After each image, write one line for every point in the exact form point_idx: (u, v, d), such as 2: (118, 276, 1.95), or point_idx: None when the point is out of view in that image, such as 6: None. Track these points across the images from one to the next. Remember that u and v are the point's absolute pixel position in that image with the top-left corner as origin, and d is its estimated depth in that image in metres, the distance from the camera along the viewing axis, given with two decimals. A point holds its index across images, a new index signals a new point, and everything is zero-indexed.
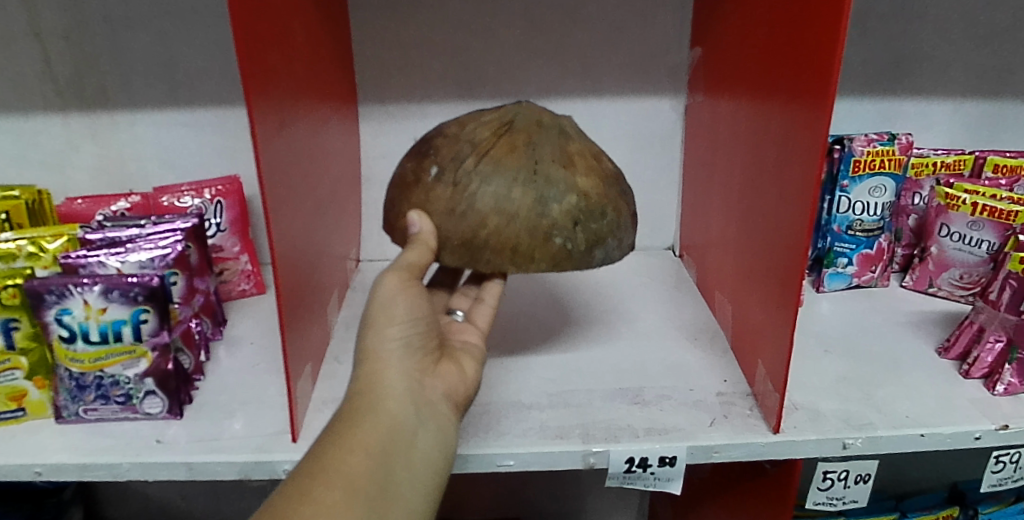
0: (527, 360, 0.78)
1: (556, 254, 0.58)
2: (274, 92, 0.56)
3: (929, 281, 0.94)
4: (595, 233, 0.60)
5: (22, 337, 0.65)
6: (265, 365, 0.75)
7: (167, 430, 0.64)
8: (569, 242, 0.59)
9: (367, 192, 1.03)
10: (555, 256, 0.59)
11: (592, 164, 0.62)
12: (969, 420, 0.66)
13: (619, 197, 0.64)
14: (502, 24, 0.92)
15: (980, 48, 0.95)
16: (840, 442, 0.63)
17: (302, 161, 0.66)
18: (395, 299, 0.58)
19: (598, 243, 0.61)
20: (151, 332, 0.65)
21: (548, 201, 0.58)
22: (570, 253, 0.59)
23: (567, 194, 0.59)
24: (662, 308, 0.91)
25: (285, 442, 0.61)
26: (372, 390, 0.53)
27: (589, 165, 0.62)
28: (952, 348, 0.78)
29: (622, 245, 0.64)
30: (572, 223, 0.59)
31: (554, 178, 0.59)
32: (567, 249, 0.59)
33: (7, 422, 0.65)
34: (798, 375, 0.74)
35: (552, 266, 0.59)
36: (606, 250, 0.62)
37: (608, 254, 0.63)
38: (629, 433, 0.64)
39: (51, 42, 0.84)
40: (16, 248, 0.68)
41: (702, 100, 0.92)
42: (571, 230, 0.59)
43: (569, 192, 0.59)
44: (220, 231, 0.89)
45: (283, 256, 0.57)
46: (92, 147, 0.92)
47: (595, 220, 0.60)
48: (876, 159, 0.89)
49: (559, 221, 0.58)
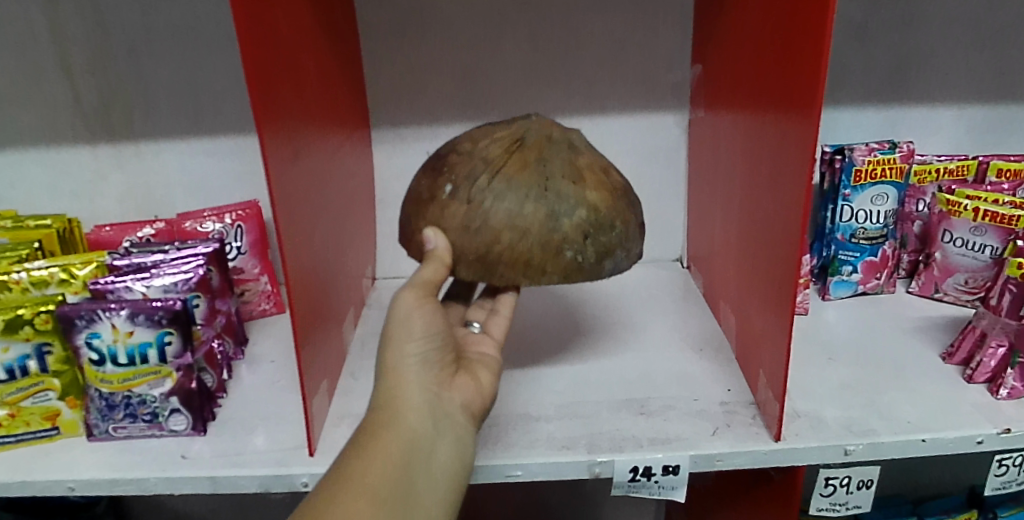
0: (537, 373, 0.80)
1: (567, 266, 0.61)
2: (285, 124, 0.59)
3: (934, 286, 0.95)
4: (605, 245, 0.63)
5: (54, 360, 0.68)
6: (284, 381, 0.78)
7: (191, 446, 0.67)
8: (579, 254, 0.61)
9: (381, 211, 1.07)
10: (566, 269, 0.61)
11: (601, 178, 0.64)
12: (970, 425, 0.67)
13: (627, 209, 0.67)
14: (508, 46, 0.95)
15: (981, 55, 0.96)
16: (841, 449, 0.65)
17: (314, 186, 0.69)
18: (412, 316, 0.60)
19: (608, 254, 0.63)
20: (175, 354, 0.68)
21: (560, 216, 0.60)
22: (581, 265, 0.62)
23: (577, 209, 0.61)
24: (668, 319, 0.93)
25: (302, 456, 0.64)
26: (391, 404, 0.56)
27: (598, 180, 0.64)
28: (956, 353, 0.78)
29: (630, 255, 0.67)
30: (582, 236, 0.61)
31: (564, 193, 0.61)
32: (578, 262, 0.61)
33: (42, 440, 0.69)
34: (803, 383, 0.76)
35: (563, 278, 0.61)
36: (616, 261, 0.65)
37: (618, 265, 0.65)
38: (634, 442, 0.66)
39: (80, 79, 0.89)
40: (49, 275, 0.72)
41: (704, 115, 0.94)
42: (582, 243, 0.61)
43: (579, 206, 0.61)
44: (241, 254, 0.92)
45: (297, 278, 0.60)
46: (119, 176, 0.96)
47: (604, 233, 0.63)
48: (878, 168, 0.90)
49: (569, 236, 0.60)
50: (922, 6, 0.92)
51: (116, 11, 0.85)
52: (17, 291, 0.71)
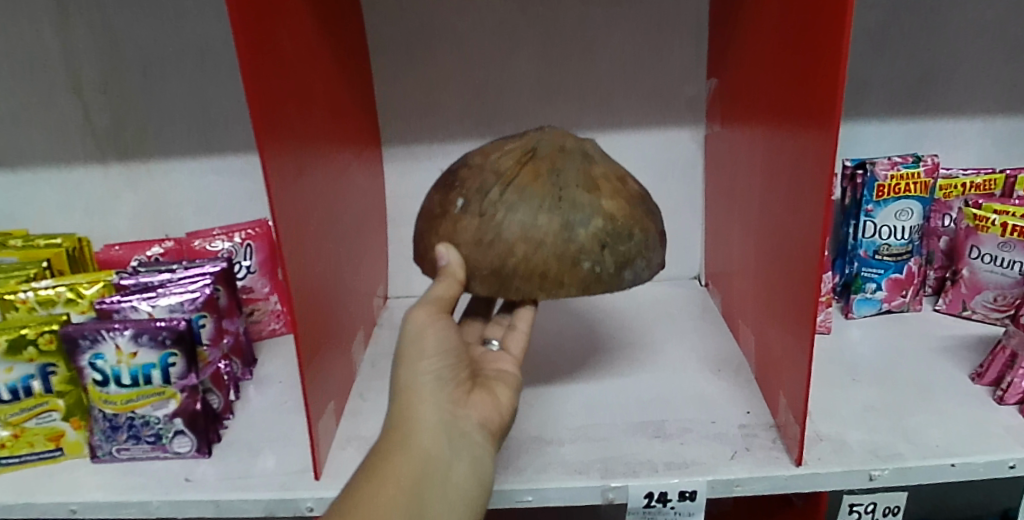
0: (550, 394, 0.78)
1: (585, 278, 0.59)
2: (288, 141, 0.59)
3: (962, 304, 0.92)
4: (624, 255, 0.61)
5: (58, 381, 0.67)
6: (292, 402, 0.77)
7: (195, 468, 0.66)
8: (597, 265, 0.59)
9: (393, 230, 1.06)
10: (584, 280, 0.59)
11: (616, 187, 0.63)
12: (1003, 449, 0.64)
13: (646, 217, 0.65)
14: (519, 61, 0.94)
15: (1007, 66, 0.93)
16: (865, 474, 0.62)
17: (320, 203, 0.69)
18: (424, 333, 0.58)
19: (627, 264, 0.61)
20: (180, 374, 0.67)
21: (575, 226, 0.58)
22: (600, 277, 0.60)
23: (593, 218, 0.59)
24: (685, 339, 0.90)
25: (308, 479, 0.62)
26: (404, 424, 0.54)
27: (614, 188, 0.62)
28: (986, 374, 0.75)
29: (651, 264, 0.65)
30: (599, 247, 0.59)
31: (579, 203, 0.59)
32: (597, 273, 0.59)
33: (46, 461, 0.68)
34: (827, 406, 0.73)
35: (581, 289, 0.59)
36: (636, 271, 0.62)
37: (638, 275, 0.63)
38: (648, 467, 0.63)
39: (93, 99, 0.90)
40: (56, 294, 0.72)
41: (720, 130, 0.92)
42: (599, 254, 0.59)
43: (594, 215, 0.59)
44: (251, 273, 0.92)
45: (300, 296, 0.59)
46: (130, 195, 0.97)
47: (623, 242, 0.61)
48: (901, 183, 0.87)
49: (586, 246, 0.59)
50: (944, 17, 0.90)
51: (129, 31, 0.86)
52: (23, 310, 0.70)
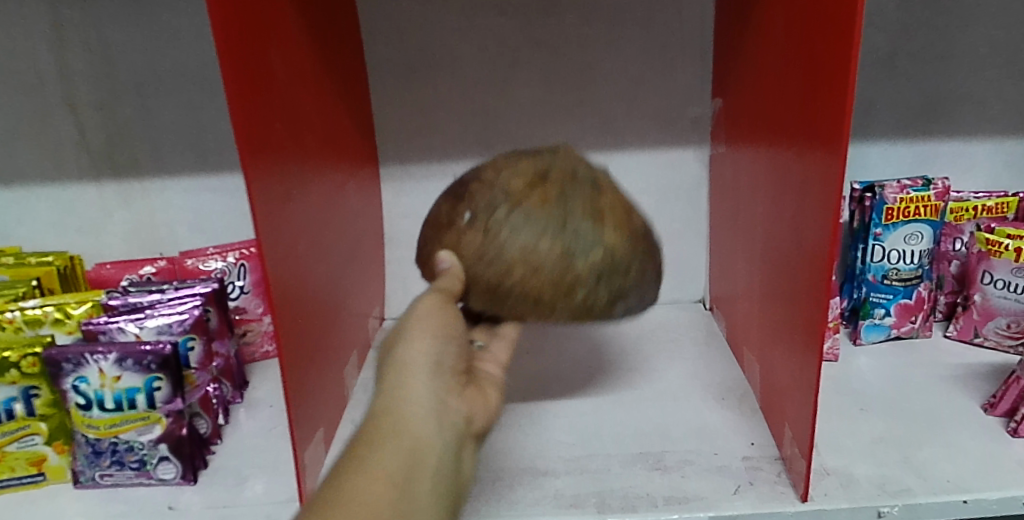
0: (546, 422, 0.75)
1: (579, 307, 0.58)
2: (276, 162, 0.57)
3: (974, 331, 0.89)
4: (620, 289, 0.59)
5: (41, 404, 0.66)
6: (283, 427, 0.75)
7: (179, 496, 0.64)
8: (592, 297, 0.58)
9: (391, 250, 1.04)
10: (576, 310, 0.58)
11: (624, 219, 0.60)
12: (1017, 484, 0.61)
13: (648, 253, 0.62)
14: (520, 81, 0.93)
15: (1018, 87, 0.91)
16: (874, 511, 0.59)
17: (310, 225, 0.67)
18: (430, 318, 0.55)
19: (621, 298, 0.59)
20: (165, 399, 0.65)
21: (576, 256, 0.56)
22: (592, 308, 0.58)
23: (595, 249, 0.57)
24: (687, 366, 0.88)
25: (293, 510, 0.60)
26: (397, 397, 0.49)
27: (621, 220, 0.59)
28: (999, 404, 0.72)
29: (643, 299, 0.63)
30: (596, 279, 0.57)
31: (583, 233, 0.57)
32: (589, 304, 0.58)
33: (28, 486, 0.67)
34: (833, 438, 0.70)
35: (573, 318, 0.58)
36: (629, 306, 0.61)
37: (630, 309, 0.61)
38: (647, 502, 0.61)
39: (88, 118, 0.89)
40: (43, 314, 0.70)
41: (724, 151, 0.91)
42: (595, 285, 0.57)
43: (597, 246, 0.57)
44: (243, 293, 0.90)
45: (285, 322, 0.58)
46: (125, 213, 0.96)
47: (620, 276, 0.59)
48: (911, 206, 0.85)
49: (583, 277, 0.57)
50: (951, 37, 0.88)
51: (124, 50, 0.85)
52: (10, 330, 0.69)
